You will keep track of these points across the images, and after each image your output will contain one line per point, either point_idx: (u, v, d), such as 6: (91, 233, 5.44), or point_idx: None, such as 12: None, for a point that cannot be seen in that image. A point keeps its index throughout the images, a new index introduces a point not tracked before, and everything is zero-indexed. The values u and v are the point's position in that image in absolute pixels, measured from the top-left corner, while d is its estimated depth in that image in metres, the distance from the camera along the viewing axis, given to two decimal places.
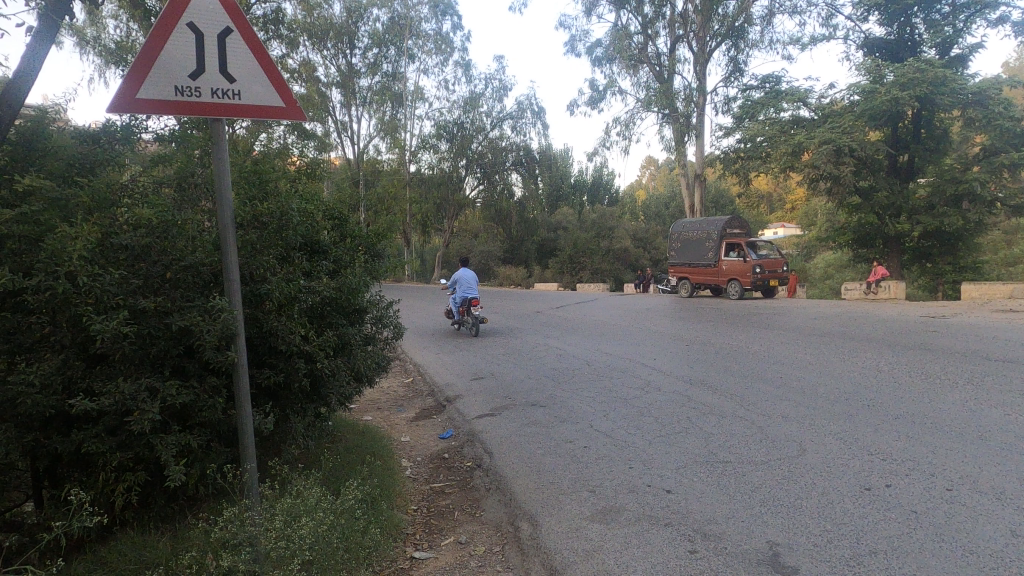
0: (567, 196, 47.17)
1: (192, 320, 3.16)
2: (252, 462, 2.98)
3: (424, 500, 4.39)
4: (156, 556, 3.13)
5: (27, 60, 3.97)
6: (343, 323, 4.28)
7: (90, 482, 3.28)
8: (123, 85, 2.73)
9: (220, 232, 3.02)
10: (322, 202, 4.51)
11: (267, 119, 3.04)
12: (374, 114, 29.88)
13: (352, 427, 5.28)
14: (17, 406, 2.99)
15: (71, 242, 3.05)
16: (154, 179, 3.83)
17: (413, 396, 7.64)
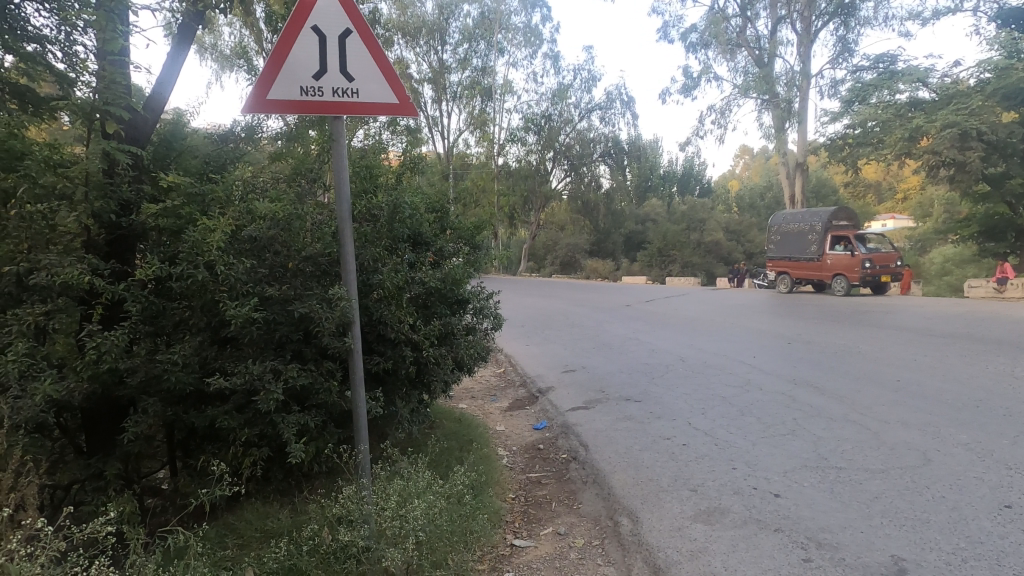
0: (656, 188, 46.01)
1: (314, 308, 3.35)
2: (365, 444, 3.14)
3: (522, 489, 4.44)
4: (278, 527, 3.36)
5: (167, 68, 4.33)
6: (447, 313, 4.40)
7: (221, 455, 3.57)
8: (254, 89, 2.93)
9: (338, 225, 3.18)
10: (426, 196, 4.65)
11: (383, 116, 3.15)
12: (464, 109, 30.29)
13: (450, 415, 5.43)
14: (162, 382, 3.30)
15: (209, 234, 3.32)
16: (275, 176, 4.07)
17: (506, 387, 7.75)
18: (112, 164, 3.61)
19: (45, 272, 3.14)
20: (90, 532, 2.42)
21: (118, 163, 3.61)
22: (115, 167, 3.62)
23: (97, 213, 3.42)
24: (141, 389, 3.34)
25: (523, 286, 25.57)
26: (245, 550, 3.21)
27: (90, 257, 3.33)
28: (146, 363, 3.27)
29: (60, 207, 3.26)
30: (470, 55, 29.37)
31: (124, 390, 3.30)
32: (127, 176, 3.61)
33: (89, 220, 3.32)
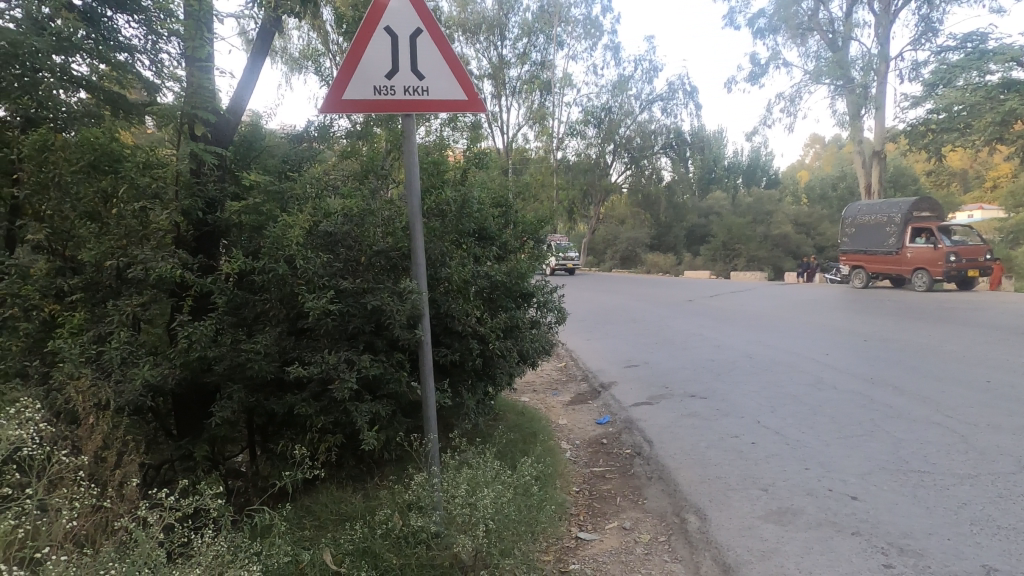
0: (719, 179, 44.65)
1: (386, 301, 3.46)
2: (434, 434, 3.22)
3: (586, 483, 4.44)
4: (352, 511, 3.51)
5: (247, 74, 4.55)
6: (512, 307, 4.45)
7: (299, 440, 3.75)
8: (330, 90, 3.06)
9: (409, 220, 3.26)
10: (491, 191, 4.71)
11: (451, 113, 3.18)
12: (523, 104, 30.01)
13: (514, 407, 5.49)
14: (245, 370, 3.49)
15: (288, 230, 3.48)
16: (346, 174, 4.22)
17: (567, 380, 7.77)
18: (199, 164, 3.85)
19: (141, 267, 3.36)
20: (191, 507, 2.60)
21: (204, 163, 3.85)
22: (202, 167, 3.85)
23: (186, 211, 3.64)
24: (226, 376, 3.55)
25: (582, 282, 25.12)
26: (322, 532, 3.37)
27: (181, 252, 3.55)
28: (231, 351, 3.46)
29: (154, 205, 3.48)
30: (530, 49, 29.23)
31: (211, 376, 3.51)
32: (212, 175, 3.85)
33: (179, 217, 3.53)
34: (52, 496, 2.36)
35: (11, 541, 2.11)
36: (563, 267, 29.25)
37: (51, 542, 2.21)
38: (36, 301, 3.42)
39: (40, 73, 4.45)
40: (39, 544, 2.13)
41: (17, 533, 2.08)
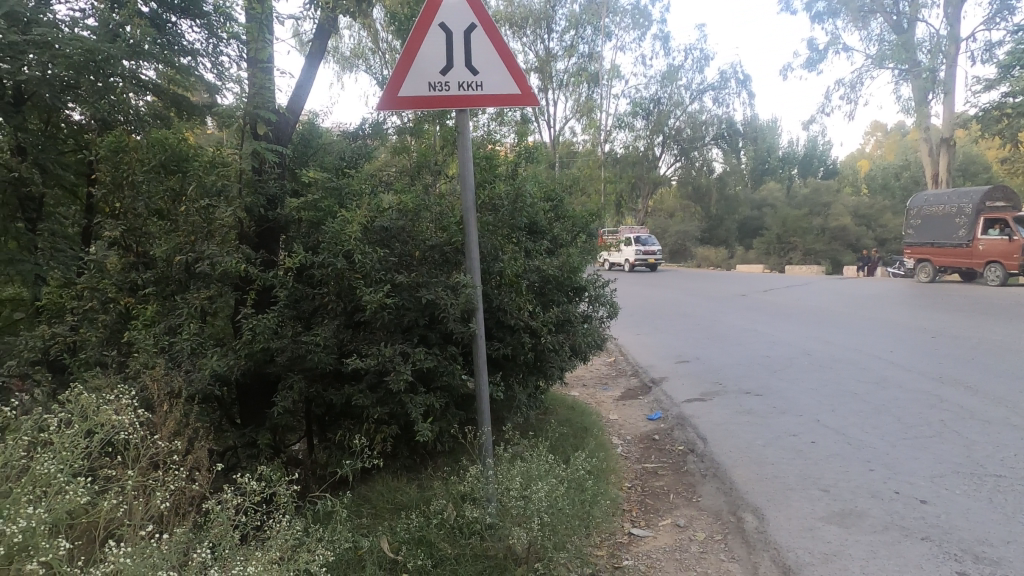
0: (773, 170, 43.22)
1: (440, 295, 3.50)
2: (488, 426, 3.25)
3: (639, 479, 4.40)
4: (407, 500, 3.58)
5: (303, 75, 4.67)
6: (564, 301, 4.45)
7: (356, 430, 3.85)
8: (387, 88, 3.12)
9: (462, 215, 3.29)
10: (542, 185, 4.70)
11: (504, 107, 3.16)
12: (570, 97, 29.58)
13: (564, 402, 5.48)
14: (306, 361, 3.59)
15: (346, 225, 3.57)
16: (399, 170, 4.29)
17: (617, 375, 7.72)
18: (261, 162, 3.99)
19: (208, 262, 3.50)
20: (266, 493, 2.69)
21: (265, 161, 3.98)
22: (263, 165, 3.99)
23: (249, 207, 3.77)
24: (287, 367, 3.67)
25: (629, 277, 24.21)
26: (379, 519, 3.46)
27: (244, 248, 3.68)
28: (292, 343, 3.58)
29: (219, 203, 3.62)
30: (577, 41, 28.88)
31: (273, 367, 3.64)
32: (273, 173, 3.98)
33: (242, 213, 3.66)
34: (144, 478, 2.47)
35: (112, 519, 2.22)
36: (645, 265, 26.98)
37: (148, 519, 2.31)
38: (113, 294, 3.61)
39: (113, 78, 4.67)
40: (138, 523, 2.23)
41: (118, 512, 2.18)
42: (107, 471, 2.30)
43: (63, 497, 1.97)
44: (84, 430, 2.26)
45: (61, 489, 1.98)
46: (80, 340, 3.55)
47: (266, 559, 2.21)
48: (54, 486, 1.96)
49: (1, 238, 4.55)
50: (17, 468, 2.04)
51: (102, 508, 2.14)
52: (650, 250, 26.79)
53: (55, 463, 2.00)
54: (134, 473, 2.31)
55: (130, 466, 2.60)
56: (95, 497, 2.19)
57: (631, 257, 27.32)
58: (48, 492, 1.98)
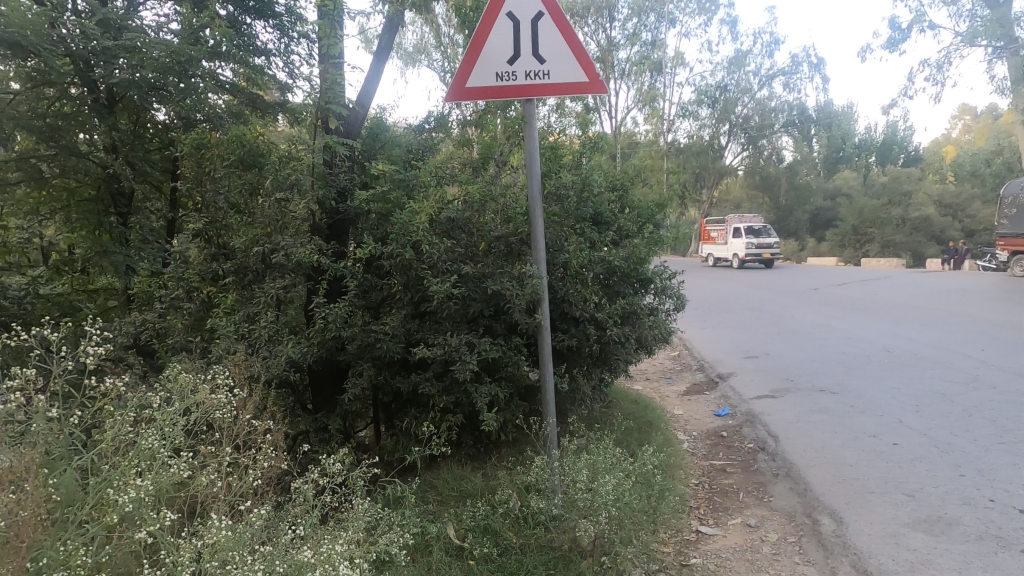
0: (848, 157, 41.04)
1: (506, 286, 3.50)
2: (553, 418, 3.23)
3: (706, 475, 4.29)
4: (472, 489, 3.62)
5: (371, 70, 4.76)
6: (629, 294, 4.37)
7: (422, 418, 3.92)
8: (455, 79, 3.14)
9: (529, 206, 3.28)
10: (607, 174, 4.61)
11: (571, 95, 3.11)
12: (633, 86, 28.92)
13: (628, 396, 5.40)
14: (375, 349, 3.68)
15: (415, 217, 3.62)
16: (465, 162, 4.30)
17: (682, 370, 7.55)
18: (332, 156, 4.10)
19: (283, 253, 3.64)
20: (342, 476, 2.77)
21: (337, 155, 4.09)
22: (335, 159, 4.10)
23: (321, 200, 3.89)
24: (357, 355, 3.77)
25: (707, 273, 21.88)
26: (444, 506, 3.51)
27: (317, 239, 3.80)
28: (362, 332, 3.67)
29: (293, 196, 3.75)
30: (640, 30, 28.22)
31: (344, 355, 3.74)
32: (343, 167, 4.08)
33: (315, 206, 3.78)
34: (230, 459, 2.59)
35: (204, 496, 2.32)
36: (759, 261, 23.45)
37: (239, 496, 2.41)
38: (196, 283, 3.80)
39: (195, 78, 4.91)
40: (231, 498, 2.32)
41: (210, 489, 2.29)
42: (202, 448, 2.40)
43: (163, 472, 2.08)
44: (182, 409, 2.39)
45: (164, 463, 2.08)
46: (167, 326, 3.76)
47: (342, 540, 2.28)
48: (155, 460, 2.07)
49: (96, 231, 4.87)
50: (124, 443, 2.15)
51: (198, 483, 2.24)
52: (765, 243, 23.69)
53: (158, 438, 2.10)
54: (227, 451, 2.41)
55: (221, 445, 2.72)
56: (192, 472, 2.30)
57: (740, 251, 24.07)
58: (152, 466, 2.09)
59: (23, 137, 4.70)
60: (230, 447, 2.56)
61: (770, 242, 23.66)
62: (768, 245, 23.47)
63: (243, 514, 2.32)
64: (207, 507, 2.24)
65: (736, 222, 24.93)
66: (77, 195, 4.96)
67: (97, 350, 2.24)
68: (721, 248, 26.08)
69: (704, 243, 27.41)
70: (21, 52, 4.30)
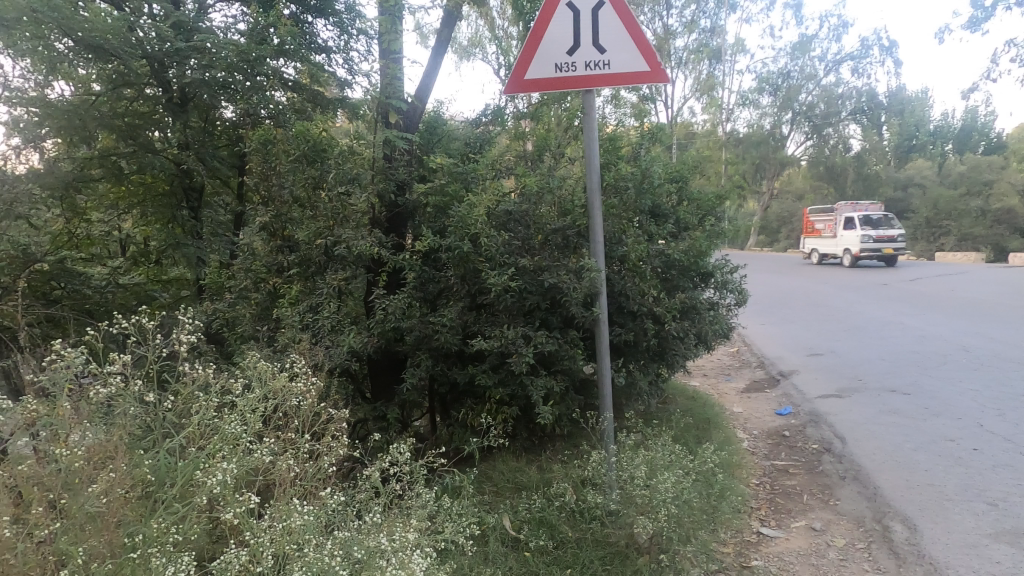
0: (923, 146, 38.69)
1: (563, 279, 3.48)
2: (610, 413, 3.20)
3: (767, 476, 4.16)
4: (528, 481, 3.64)
5: (427, 64, 4.80)
6: (689, 288, 4.28)
7: (478, 409, 3.96)
8: (514, 71, 3.14)
9: (588, 198, 3.24)
10: (667, 165, 4.50)
11: (632, 85, 3.05)
12: (690, 75, 28.04)
13: (685, 392, 5.30)
14: (433, 341, 3.74)
15: (473, 210, 3.63)
16: (521, 154, 4.29)
17: (741, 366, 7.35)
18: (392, 150, 4.18)
19: (344, 245, 3.73)
20: (402, 465, 2.83)
21: (396, 149, 4.16)
22: (394, 153, 4.18)
23: (381, 193, 3.96)
24: (415, 346, 3.83)
25: (794, 271, 18.61)
26: (501, 497, 3.54)
27: (377, 232, 3.87)
28: (420, 323, 3.73)
29: (353, 189, 3.85)
30: (699, 16, 27.32)
31: (403, 346, 3.81)
32: (402, 160, 4.15)
33: (374, 199, 3.88)
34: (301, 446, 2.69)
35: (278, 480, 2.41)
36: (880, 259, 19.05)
37: (306, 481, 2.49)
38: (263, 275, 3.94)
39: (260, 77, 5.06)
40: (303, 483, 2.40)
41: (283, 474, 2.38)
42: (280, 435, 2.50)
43: (245, 456, 2.18)
44: (263, 396, 2.48)
45: (244, 447, 2.17)
46: (236, 316, 3.91)
47: (405, 529, 2.33)
48: (238, 445, 2.16)
49: (171, 225, 5.12)
50: (210, 428, 2.25)
51: (276, 469, 2.34)
52: (886, 236, 18.62)
53: (240, 424, 2.19)
54: (301, 438, 2.49)
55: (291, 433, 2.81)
56: (268, 458, 2.39)
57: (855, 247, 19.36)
58: (235, 450, 2.19)
59: (104, 136, 4.99)
60: (303, 434, 2.64)
61: (891, 233, 18.71)
62: (890, 237, 18.71)
63: (313, 500, 2.39)
64: (281, 492, 2.33)
65: (848, 211, 21.22)
66: (153, 191, 5.19)
67: (187, 337, 2.35)
68: (826, 243, 21.38)
69: (806, 235, 23.05)
70: (103, 55, 4.56)
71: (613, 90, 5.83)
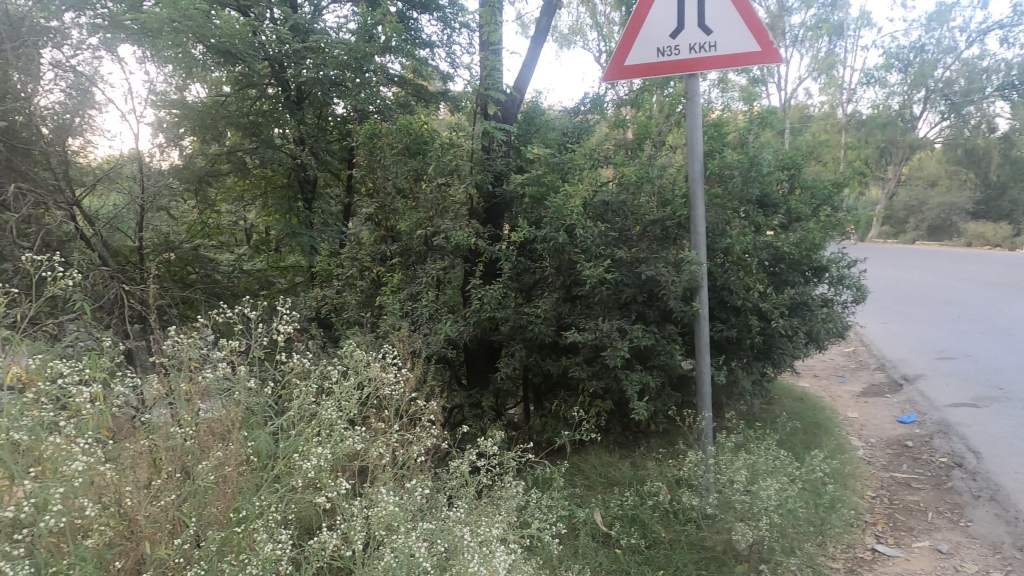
0: None
1: (661, 271, 3.35)
2: (708, 412, 3.05)
3: (885, 489, 3.83)
4: (620, 477, 3.57)
5: (526, 54, 4.79)
6: (800, 282, 4.00)
7: (571, 401, 3.94)
8: (613, 57, 3.06)
9: (689, 187, 3.10)
10: (778, 151, 4.21)
11: (740, 67, 2.86)
12: (808, 54, 26.06)
13: (792, 393, 5.00)
14: (528, 331, 3.75)
15: (569, 200, 3.58)
16: (620, 143, 4.16)
17: (858, 369, 6.81)
18: (489, 141, 4.22)
19: (443, 235, 3.85)
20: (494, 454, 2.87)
21: (494, 140, 4.19)
22: (492, 144, 4.20)
23: (479, 184, 4.01)
24: (509, 336, 3.87)
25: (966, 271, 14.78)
26: (592, 492, 3.50)
27: (474, 223, 3.93)
28: (515, 314, 3.76)
29: (453, 180, 3.95)
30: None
31: (498, 335, 3.86)
32: (500, 151, 4.18)
33: (473, 189, 3.95)
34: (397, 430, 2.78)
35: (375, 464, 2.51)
36: None
37: (402, 466, 2.58)
38: (367, 264, 4.12)
39: (368, 73, 5.31)
40: (398, 469, 2.49)
41: (380, 459, 2.47)
42: (375, 423, 2.59)
43: (342, 441, 2.28)
44: (360, 384, 2.58)
45: (341, 432, 2.27)
46: (342, 302, 4.09)
47: (495, 518, 2.36)
48: (337, 429, 2.27)
49: (288, 216, 5.48)
50: (308, 413, 2.37)
51: (370, 454, 2.43)
52: None
53: (337, 410, 2.30)
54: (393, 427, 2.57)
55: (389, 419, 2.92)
56: (365, 443, 2.50)
57: None
58: (332, 434, 2.29)
59: (232, 134, 5.38)
60: (398, 421, 2.76)
61: None
62: None
63: (407, 485, 2.47)
64: (377, 476, 2.42)
65: None
66: (273, 183, 5.61)
67: (283, 328, 2.52)
68: None
69: None
70: (231, 58, 4.91)
71: (720, 73, 5.53)
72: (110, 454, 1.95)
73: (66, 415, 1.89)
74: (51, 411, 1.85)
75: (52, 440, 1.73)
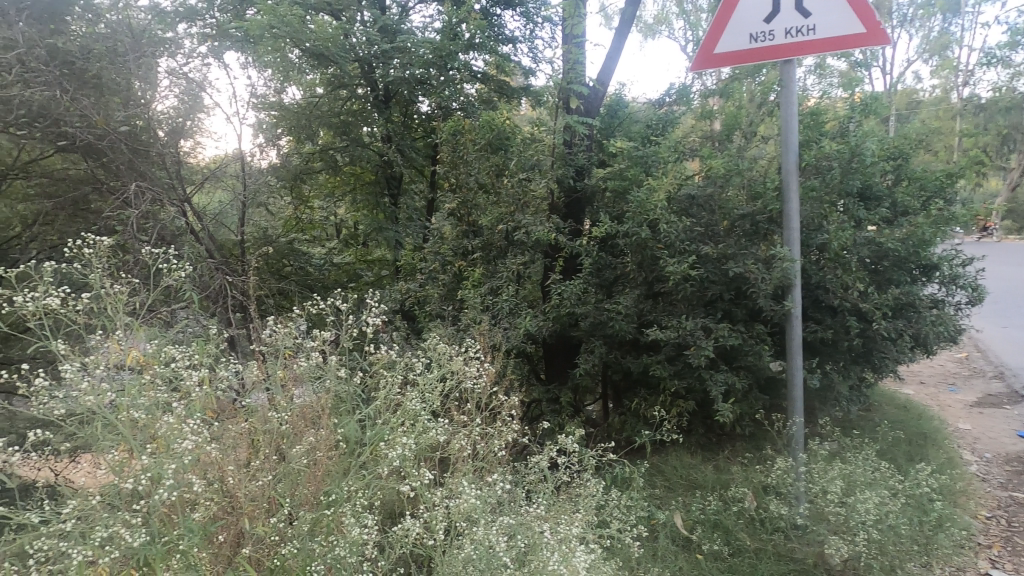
0: None
1: (750, 269, 3.20)
2: (800, 418, 2.89)
3: (1003, 509, 3.49)
4: (702, 480, 3.46)
5: (610, 45, 4.71)
6: (906, 281, 3.71)
7: (652, 399, 3.86)
8: (702, 45, 2.94)
9: (782, 180, 2.94)
10: (883, 140, 3.92)
11: (842, 51, 2.67)
12: (918, 33, 24.01)
13: (894, 400, 4.66)
14: (608, 327, 3.70)
15: (653, 194, 3.49)
16: (707, 134, 4.01)
17: (972, 376, 6.24)
18: (572, 135, 4.18)
19: (524, 230, 3.86)
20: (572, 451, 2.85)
21: (576, 135, 4.15)
22: (574, 138, 4.16)
23: (560, 179, 3.98)
24: (589, 332, 3.83)
25: None
26: (673, 493, 3.41)
27: (555, 218, 3.91)
28: (595, 310, 3.72)
29: (534, 175, 3.95)
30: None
31: (577, 331, 3.84)
32: (582, 146, 4.14)
33: (554, 184, 3.93)
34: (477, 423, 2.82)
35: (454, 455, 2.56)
36: None
37: (481, 458, 2.62)
38: (450, 258, 4.20)
39: (452, 71, 5.44)
40: (478, 461, 2.53)
41: (460, 451, 2.52)
42: (456, 414, 2.65)
43: (425, 431, 2.34)
44: (442, 376, 2.64)
45: (424, 423, 2.33)
46: (425, 295, 4.20)
47: (572, 515, 2.35)
48: (420, 420, 2.33)
49: (375, 211, 5.69)
50: (393, 402, 2.45)
51: (451, 446, 2.48)
52: None
53: (420, 401, 2.36)
54: (474, 419, 2.61)
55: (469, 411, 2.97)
56: (446, 434, 2.55)
57: None
58: (415, 425, 2.35)
59: (325, 133, 5.64)
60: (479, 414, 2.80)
61: None
62: None
63: (487, 477, 2.51)
64: (458, 467, 2.47)
65: None
66: (362, 180, 5.85)
67: (370, 320, 2.61)
68: None
69: None
70: (323, 61, 5.12)
71: (819, 57, 5.20)
72: (215, 434, 2.10)
73: (178, 396, 2.04)
74: (166, 392, 2.01)
75: (166, 419, 1.89)
